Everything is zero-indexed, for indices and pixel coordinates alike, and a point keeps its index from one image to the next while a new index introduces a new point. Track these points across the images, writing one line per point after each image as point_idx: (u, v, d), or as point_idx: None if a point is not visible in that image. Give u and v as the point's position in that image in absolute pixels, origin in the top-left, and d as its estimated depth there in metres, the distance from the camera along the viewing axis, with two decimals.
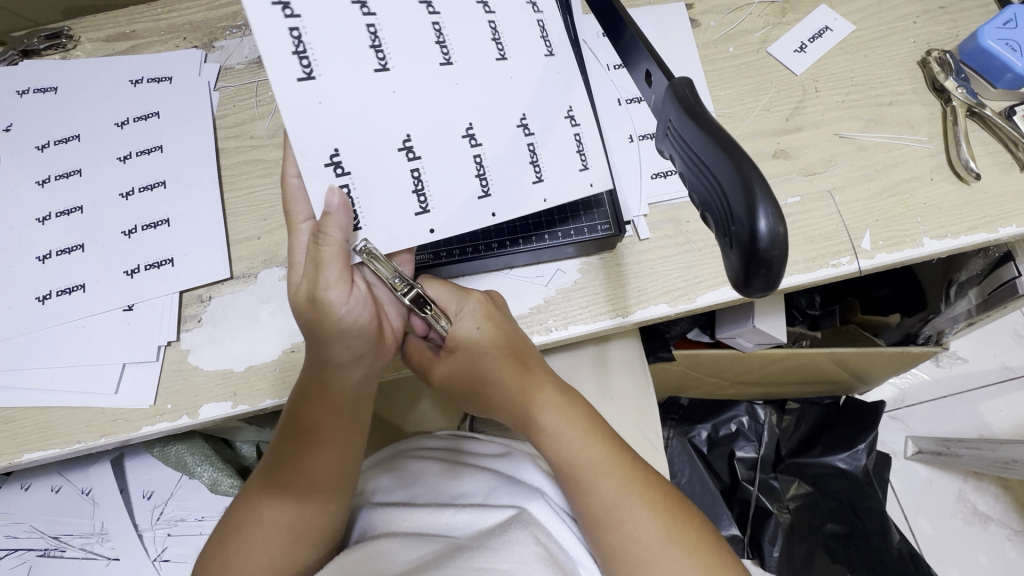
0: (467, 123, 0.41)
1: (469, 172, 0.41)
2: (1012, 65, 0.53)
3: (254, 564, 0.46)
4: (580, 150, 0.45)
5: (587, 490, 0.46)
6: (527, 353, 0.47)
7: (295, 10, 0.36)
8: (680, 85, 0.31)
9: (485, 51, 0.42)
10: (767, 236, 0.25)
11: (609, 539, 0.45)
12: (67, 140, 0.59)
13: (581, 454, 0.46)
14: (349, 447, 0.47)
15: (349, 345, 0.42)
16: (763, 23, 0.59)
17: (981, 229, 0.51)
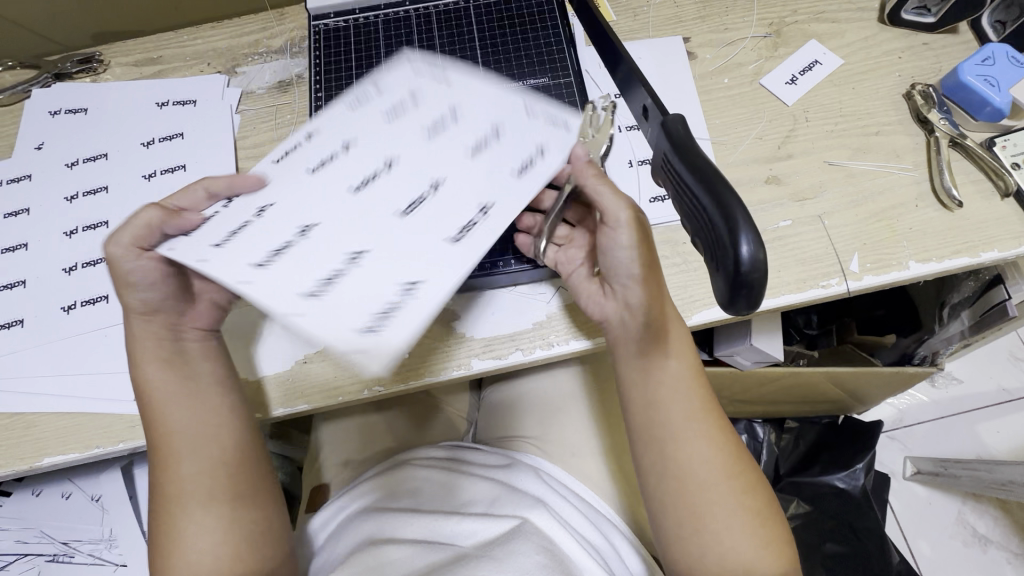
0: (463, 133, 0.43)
1: (277, 242, 0.38)
2: (991, 99, 0.56)
3: (186, 538, 0.43)
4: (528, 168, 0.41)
5: (672, 403, 0.46)
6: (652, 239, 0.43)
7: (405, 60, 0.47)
8: (673, 121, 0.33)
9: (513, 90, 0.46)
10: (750, 261, 0.28)
11: (672, 458, 0.45)
12: (95, 158, 0.62)
13: (674, 368, 0.47)
14: (217, 423, 0.46)
15: (141, 326, 0.45)
16: (756, 56, 0.62)
17: (964, 254, 0.54)
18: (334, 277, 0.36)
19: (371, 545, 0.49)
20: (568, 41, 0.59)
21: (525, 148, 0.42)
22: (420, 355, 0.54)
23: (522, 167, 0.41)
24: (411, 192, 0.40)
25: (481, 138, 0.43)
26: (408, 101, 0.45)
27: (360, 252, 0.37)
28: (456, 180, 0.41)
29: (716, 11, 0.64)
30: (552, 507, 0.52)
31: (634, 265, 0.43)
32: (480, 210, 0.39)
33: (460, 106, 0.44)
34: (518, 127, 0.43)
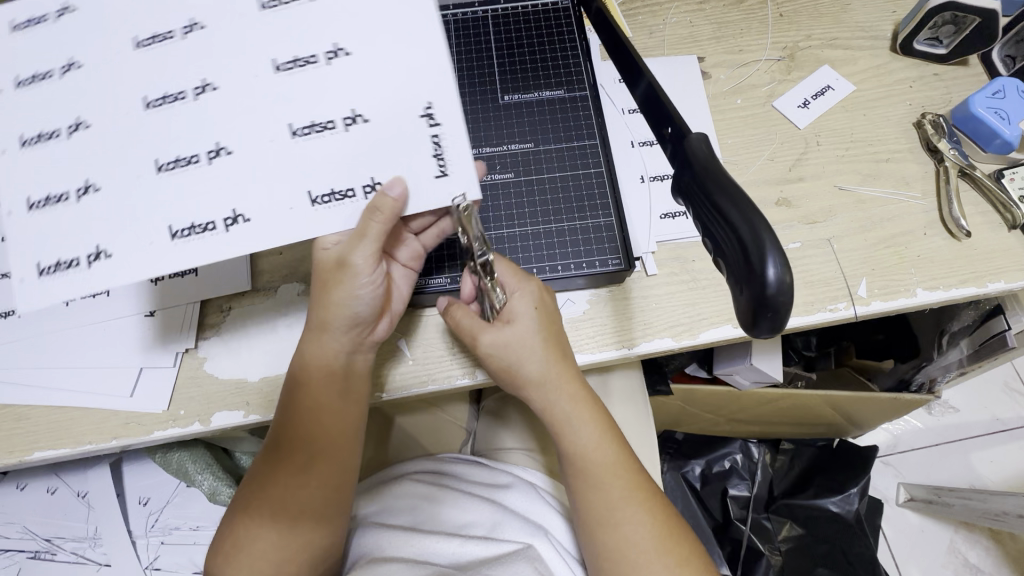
0: (298, 129, 0.40)
1: (48, 126, 0.40)
2: (1001, 132, 0.56)
3: (262, 539, 0.47)
4: (330, 194, 0.41)
5: (598, 484, 0.47)
6: (556, 341, 0.48)
7: None
8: (696, 140, 0.34)
9: (410, 104, 0.41)
10: (777, 282, 0.28)
11: (604, 541, 0.45)
12: None
13: (594, 451, 0.47)
14: (334, 436, 0.48)
15: (336, 341, 0.46)
16: (770, 78, 0.63)
17: (971, 284, 0.54)
18: (60, 203, 0.40)
19: (369, 563, 0.47)
20: (583, 55, 0.60)
21: (350, 175, 0.41)
22: (422, 362, 0.54)
23: (345, 191, 0.41)
24: (206, 190, 0.40)
25: (313, 125, 0.40)
26: (296, 74, 0.40)
27: (95, 186, 0.40)
28: (246, 195, 0.40)
29: (732, 32, 0.65)
30: (553, 535, 0.52)
31: (544, 365, 0.47)
32: (229, 221, 0.40)
33: (373, 96, 0.41)
34: (388, 164, 0.41)
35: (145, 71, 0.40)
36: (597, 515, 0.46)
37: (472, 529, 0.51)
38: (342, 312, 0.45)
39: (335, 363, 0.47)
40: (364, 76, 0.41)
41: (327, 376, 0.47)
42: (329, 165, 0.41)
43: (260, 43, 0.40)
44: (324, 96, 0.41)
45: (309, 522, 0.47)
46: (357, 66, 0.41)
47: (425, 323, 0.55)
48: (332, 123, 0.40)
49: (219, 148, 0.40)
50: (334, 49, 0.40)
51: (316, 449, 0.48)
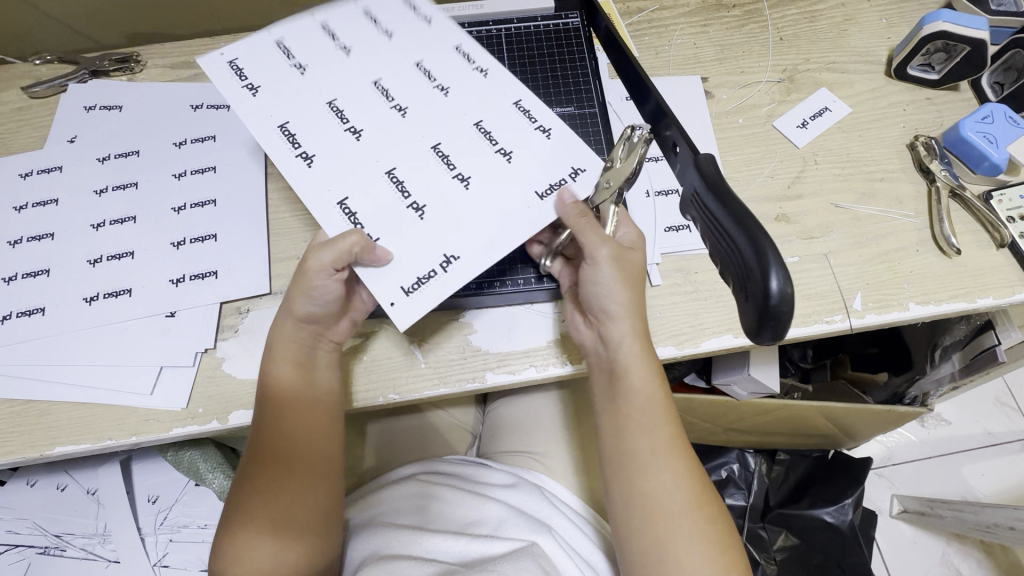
0: (389, 170, 0.46)
1: (296, 61, 0.50)
2: (989, 155, 0.59)
3: (248, 536, 0.49)
4: (352, 217, 0.45)
5: (645, 432, 0.47)
6: (635, 280, 0.48)
7: (542, 125, 0.47)
8: (704, 160, 0.36)
9: (458, 207, 0.45)
10: (778, 295, 0.30)
11: (637, 486, 0.47)
12: (126, 154, 0.64)
13: (649, 400, 0.48)
14: (308, 432, 0.50)
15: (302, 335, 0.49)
16: (770, 99, 0.65)
17: (962, 299, 0.56)
18: (250, 88, 0.49)
19: (378, 560, 0.49)
20: (592, 75, 0.62)
21: (378, 223, 0.45)
22: (434, 366, 0.55)
23: (358, 224, 0.45)
24: (303, 140, 0.47)
25: (403, 185, 0.46)
26: (436, 161, 0.47)
27: (252, 91, 0.49)
28: (332, 165, 0.46)
29: (734, 54, 0.68)
30: (558, 532, 0.53)
31: (614, 301, 0.47)
32: (304, 160, 0.47)
33: (439, 199, 0.46)
34: (395, 241, 0.45)
35: (349, 75, 0.50)
36: (636, 459, 0.47)
37: (477, 527, 0.53)
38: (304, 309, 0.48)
39: (302, 356, 0.49)
40: (462, 200, 0.46)
41: (297, 373, 0.49)
42: (371, 203, 0.46)
43: (433, 118, 0.48)
44: (430, 172, 0.46)
45: (307, 514, 0.50)
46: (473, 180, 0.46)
47: (437, 329, 0.57)
48: (407, 193, 0.46)
49: (354, 135, 0.47)
50: (502, 152, 0.47)
51: (296, 445, 0.49)
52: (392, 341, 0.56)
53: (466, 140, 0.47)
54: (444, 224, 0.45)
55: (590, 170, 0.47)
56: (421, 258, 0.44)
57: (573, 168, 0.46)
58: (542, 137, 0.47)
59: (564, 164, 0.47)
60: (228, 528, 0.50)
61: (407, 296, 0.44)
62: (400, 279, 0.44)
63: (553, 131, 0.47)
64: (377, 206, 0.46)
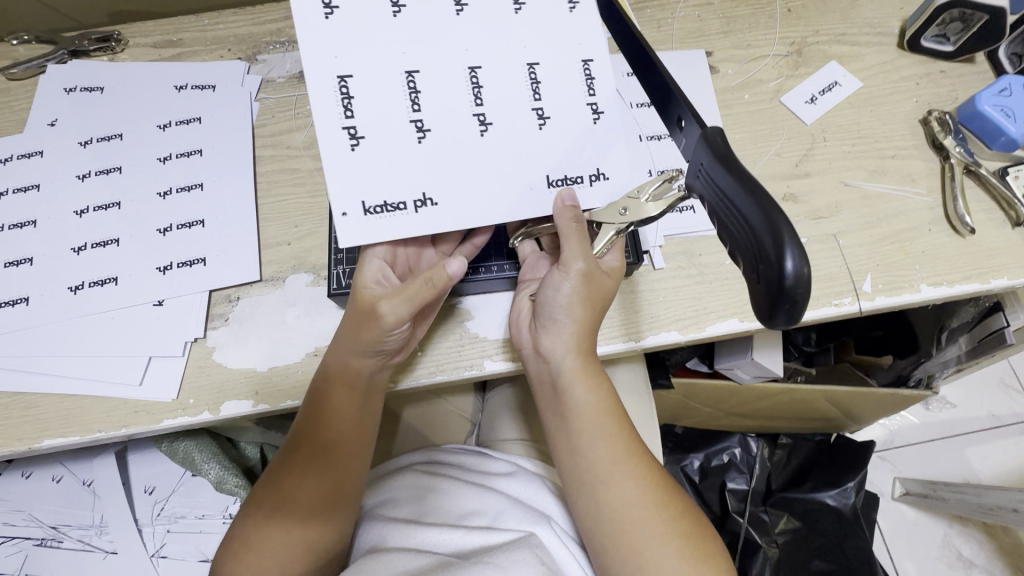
0: (410, 78, 0.42)
1: None
2: (1006, 129, 0.57)
3: (272, 544, 0.48)
4: (345, 103, 0.41)
5: (605, 452, 0.47)
6: (588, 298, 0.47)
7: (598, 109, 0.45)
8: (712, 133, 0.34)
9: (462, 144, 0.43)
10: (795, 276, 0.28)
11: (599, 500, 0.47)
12: (109, 138, 0.62)
13: (601, 418, 0.48)
14: (353, 444, 0.50)
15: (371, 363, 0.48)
16: (777, 73, 0.63)
17: (975, 279, 0.54)
18: None
19: (373, 553, 0.48)
20: None
21: (378, 130, 0.42)
22: (430, 354, 0.54)
23: (348, 110, 0.42)
24: (344, 19, 0.41)
25: (418, 96, 0.43)
26: (467, 91, 0.43)
27: None
28: (357, 59, 0.41)
29: (740, 26, 0.65)
30: (556, 522, 0.52)
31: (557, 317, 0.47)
32: (325, 9, 0.41)
33: (447, 138, 0.43)
34: (379, 150, 0.42)
35: None
36: (594, 475, 0.47)
37: (474, 518, 0.51)
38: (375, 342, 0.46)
39: (358, 379, 0.48)
40: (471, 154, 0.43)
41: (352, 387, 0.48)
42: (372, 95, 0.42)
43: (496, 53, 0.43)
44: (454, 102, 0.43)
45: (325, 526, 0.49)
46: (497, 134, 0.44)
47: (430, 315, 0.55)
48: (416, 106, 0.43)
49: (393, 10, 0.42)
50: (539, 113, 0.44)
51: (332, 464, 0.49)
52: None
53: (507, 79, 0.43)
54: (439, 170, 0.43)
55: (614, 178, 0.46)
56: (393, 182, 0.43)
57: (599, 171, 0.45)
58: (587, 115, 0.45)
59: (589, 158, 0.45)
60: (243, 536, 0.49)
61: (363, 225, 0.43)
62: (363, 202, 0.42)
63: (602, 117, 0.45)
64: (382, 116, 0.42)
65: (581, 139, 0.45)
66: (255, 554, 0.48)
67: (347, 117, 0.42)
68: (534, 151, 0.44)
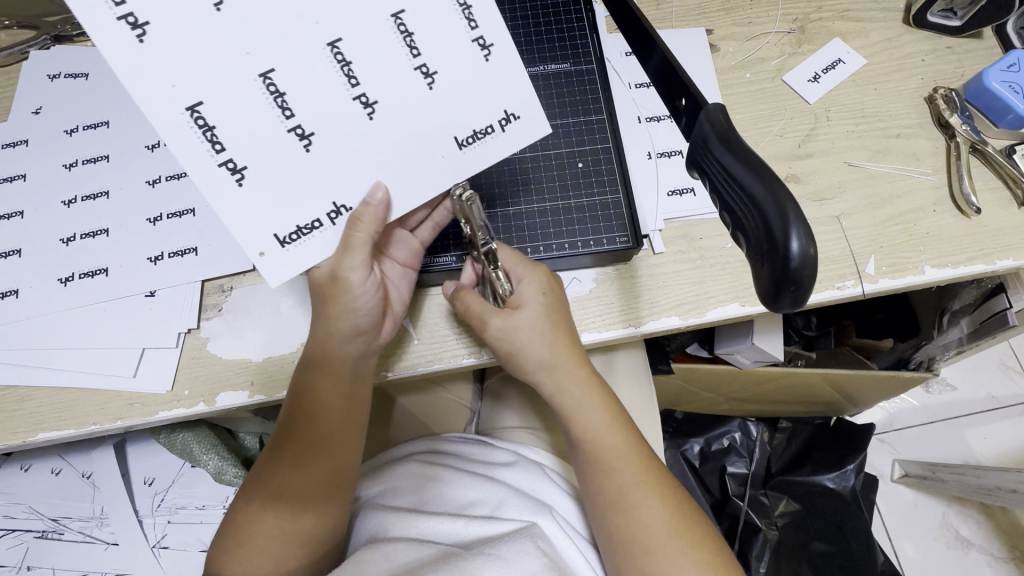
0: (263, 74, 0.36)
1: None
2: (1013, 106, 0.55)
3: (264, 538, 0.48)
4: (210, 137, 0.36)
5: (612, 470, 0.48)
6: (571, 335, 0.49)
7: (487, 42, 0.39)
8: (714, 110, 0.33)
9: (358, 124, 0.39)
10: (800, 257, 0.27)
11: (617, 524, 0.47)
12: (95, 126, 0.60)
13: (608, 434, 0.49)
14: (339, 436, 0.49)
15: (350, 345, 0.47)
16: (780, 51, 0.61)
17: (980, 260, 0.53)
18: None
19: (373, 543, 0.48)
20: (589, 26, 0.58)
21: (255, 156, 0.38)
22: (428, 342, 0.53)
23: (216, 143, 0.36)
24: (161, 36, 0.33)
25: (284, 99, 0.37)
26: (330, 64, 0.37)
27: None
28: (195, 79, 0.34)
29: (741, 3, 0.63)
30: (556, 510, 0.52)
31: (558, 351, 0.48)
32: (132, 30, 0.32)
33: (331, 126, 0.38)
34: (271, 171, 0.38)
35: None
36: (615, 501, 0.47)
37: (475, 508, 0.51)
38: (342, 318, 0.46)
39: (343, 367, 0.48)
40: (371, 139, 0.40)
41: (336, 375, 0.48)
42: (231, 112, 0.36)
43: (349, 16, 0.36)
44: (327, 89, 0.37)
45: (314, 521, 0.49)
46: (393, 111, 0.39)
47: (426, 303, 0.54)
48: (288, 111, 0.37)
49: (213, 3, 0.33)
50: (424, 72, 0.39)
51: (318, 457, 0.49)
52: None
53: (376, 37, 0.37)
54: (348, 164, 0.40)
55: (527, 117, 0.43)
56: (303, 207, 0.40)
57: (508, 113, 0.43)
58: (479, 55, 0.40)
59: (495, 106, 0.42)
60: (233, 534, 0.49)
61: (289, 261, 0.41)
62: (276, 233, 0.40)
63: (494, 50, 0.40)
64: (257, 137, 0.37)
65: (487, 83, 0.41)
66: (246, 548, 0.48)
67: (217, 151, 0.37)
68: (434, 113, 0.40)
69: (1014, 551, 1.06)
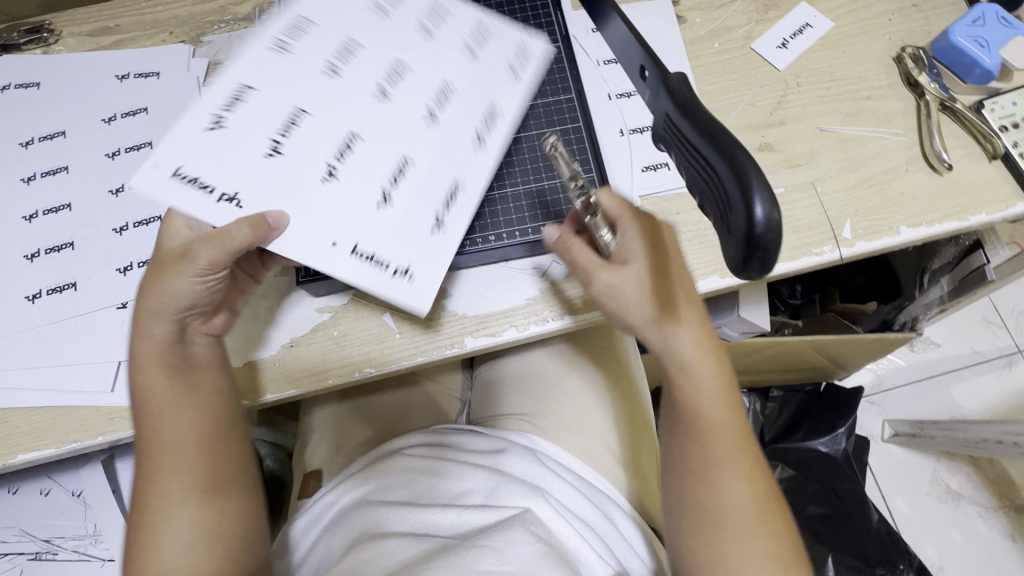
0: (274, 149, 0.47)
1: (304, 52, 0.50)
2: (981, 61, 0.55)
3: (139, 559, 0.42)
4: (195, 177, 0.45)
5: (707, 437, 0.44)
6: (688, 295, 0.44)
7: (442, 225, 0.48)
8: (675, 80, 0.32)
9: (297, 226, 0.46)
10: (764, 222, 0.27)
11: (700, 494, 0.44)
12: (52, 137, 0.58)
13: (712, 401, 0.45)
14: (195, 431, 0.44)
15: (160, 327, 0.44)
16: (747, 19, 0.61)
17: (954, 218, 0.54)
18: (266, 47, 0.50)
19: (363, 541, 0.48)
20: (553, 6, 0.59)
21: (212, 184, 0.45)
22: (411, 336, 0.52)
23: (204, 186, 0.45)
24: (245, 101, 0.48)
25: (278, 152, 0.47)
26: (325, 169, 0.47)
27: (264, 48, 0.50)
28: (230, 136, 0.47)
29: None
30: (551, 494, 0.52)
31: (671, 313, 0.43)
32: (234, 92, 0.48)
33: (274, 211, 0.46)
34: (209, 204, 0.45)
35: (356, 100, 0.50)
36: (703, 470, 0.44)
37: (467, 498, 0.51)
38: (160, 304, 0.44)
39: (167, 353, 0.45)
40: (301, 249, 0.45)
41: (160, 363, 0.44)
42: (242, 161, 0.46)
43: (373, 167, 0.48)
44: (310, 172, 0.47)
45: (188, 531, 0.43)
46: (338, 207, 0.47)
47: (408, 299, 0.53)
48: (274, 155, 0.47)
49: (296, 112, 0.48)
50: (386, 196, 0.48)
51: (188, 456, 0.44)
52: (362, 315, 0.53)
53: (372, 161, 0.48)
54: None
55: (422, 275, 0.47)
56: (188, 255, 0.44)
57: (409, 268, 0.47)
58: (429, 225, 0.48)
59: (407, 255, 0.47)
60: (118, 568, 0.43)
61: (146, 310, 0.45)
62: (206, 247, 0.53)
63: (441, 231, 0.48)
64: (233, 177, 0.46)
65: (410, 224, 0.48)
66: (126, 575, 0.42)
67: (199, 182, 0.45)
68: (365, 232, 0.47)
69: (1002, 500, 1.09)
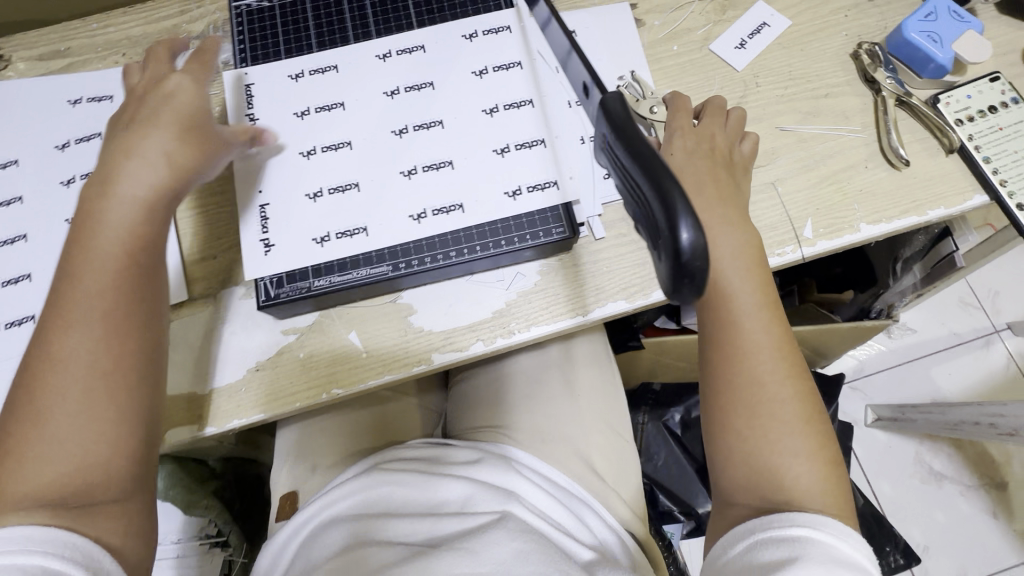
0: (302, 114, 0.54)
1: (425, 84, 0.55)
2: (934, 56, 0.56)
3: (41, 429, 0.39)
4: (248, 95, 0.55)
5: (748, 332, 0.43)
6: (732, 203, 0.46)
7: (325, 242, 0.51)
8: (611, 99, 0.32)
9: (247, 215, 0.51)
10: (688, 247, 0.27)
11: (736, 385, 0.43)
12: (4, 166, 0.57)
13: (753, 300, 0.44)
14: (121, 316, 0.41)
15: (120, 202, 0.44)
16: (705, 20, 0.60)
17: (913, 212, 0.54)
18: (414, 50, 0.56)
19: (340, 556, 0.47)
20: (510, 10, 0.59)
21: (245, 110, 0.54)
22: (377, 354, 0.52)
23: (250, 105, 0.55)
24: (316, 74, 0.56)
25: (302, 118, 0.54)
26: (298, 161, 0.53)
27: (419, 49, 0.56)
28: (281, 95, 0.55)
29: None
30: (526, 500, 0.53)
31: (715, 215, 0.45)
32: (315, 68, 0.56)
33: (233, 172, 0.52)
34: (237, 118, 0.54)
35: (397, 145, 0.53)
36: (740, 363, 0.43)
37: (444, 508, 0.51)
38: (121, 187, 0.44)
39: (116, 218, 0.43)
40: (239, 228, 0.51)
41: (105, 229, 0.42)
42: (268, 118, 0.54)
43: (319, 183, 0.52)
44: (274, 173, 0.52)
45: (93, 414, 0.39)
46: (276, 215, 0.51)
47: (374, 317, 0.53)
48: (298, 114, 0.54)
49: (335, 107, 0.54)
50: (312, 196, 0.52)
51: (98, 329, 0.40)
52: (328, 335, 0.53)
53: (331, 163, 0.53)
54: None
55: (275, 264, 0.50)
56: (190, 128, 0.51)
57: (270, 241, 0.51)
58: (317, 239, 0.51)
59: (286, 259, 0.50)
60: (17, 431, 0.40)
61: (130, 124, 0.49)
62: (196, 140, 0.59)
63: (328, 244, 0.51)
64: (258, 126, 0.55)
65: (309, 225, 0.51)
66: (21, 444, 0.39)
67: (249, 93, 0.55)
68: (285, 223, 0.51)
69: (983, 479, 1.11)
